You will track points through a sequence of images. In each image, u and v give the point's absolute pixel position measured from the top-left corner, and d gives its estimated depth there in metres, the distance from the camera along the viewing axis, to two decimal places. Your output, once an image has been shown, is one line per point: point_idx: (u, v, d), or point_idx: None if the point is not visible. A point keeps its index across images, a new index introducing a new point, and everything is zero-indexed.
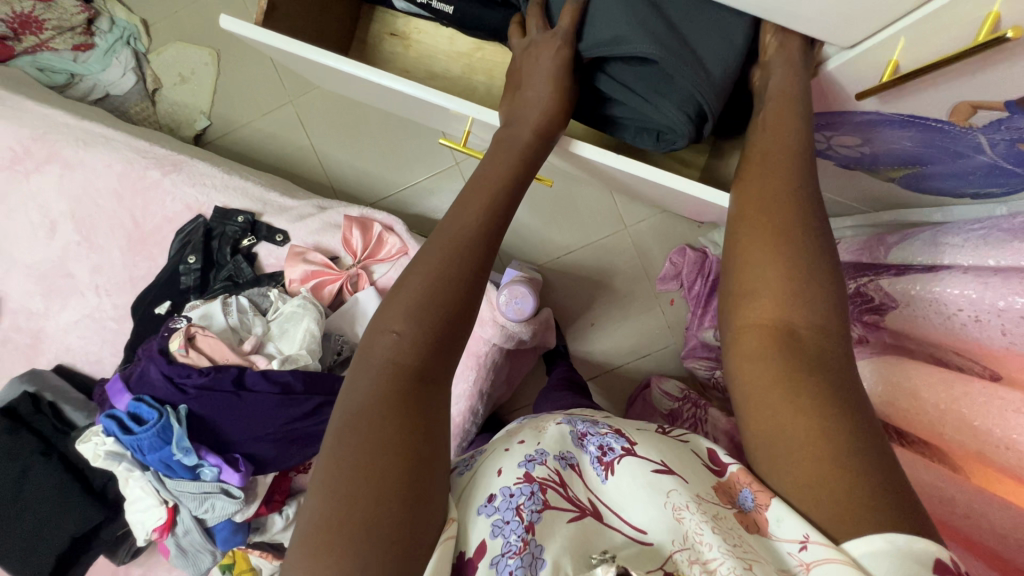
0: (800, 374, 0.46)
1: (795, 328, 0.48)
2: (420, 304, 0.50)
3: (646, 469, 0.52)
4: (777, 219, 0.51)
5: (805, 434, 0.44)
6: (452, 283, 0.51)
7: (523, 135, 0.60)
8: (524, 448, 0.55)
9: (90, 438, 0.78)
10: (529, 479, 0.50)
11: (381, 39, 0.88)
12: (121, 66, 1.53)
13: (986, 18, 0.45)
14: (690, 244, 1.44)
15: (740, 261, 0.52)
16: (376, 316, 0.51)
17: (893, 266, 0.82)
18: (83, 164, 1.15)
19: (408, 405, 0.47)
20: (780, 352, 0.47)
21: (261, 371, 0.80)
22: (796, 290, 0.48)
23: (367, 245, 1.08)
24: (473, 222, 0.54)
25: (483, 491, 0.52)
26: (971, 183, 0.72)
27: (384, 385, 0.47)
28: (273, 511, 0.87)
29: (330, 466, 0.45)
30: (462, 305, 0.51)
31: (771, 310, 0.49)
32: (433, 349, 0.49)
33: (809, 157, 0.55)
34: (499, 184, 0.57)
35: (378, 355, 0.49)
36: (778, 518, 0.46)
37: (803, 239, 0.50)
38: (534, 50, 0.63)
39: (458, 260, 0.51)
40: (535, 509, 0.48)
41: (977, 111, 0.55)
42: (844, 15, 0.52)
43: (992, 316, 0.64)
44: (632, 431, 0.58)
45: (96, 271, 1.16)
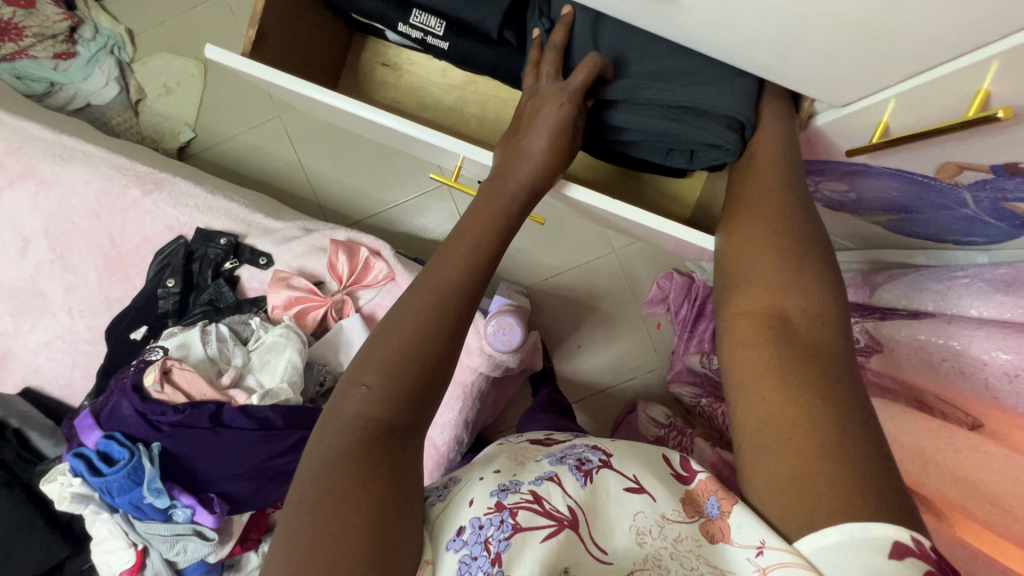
0: (790, 360, 0.47)
1: (787, 316, 0.49)
2: (396, 355, 0.49)
3: (618, 485, 0.51)
4: (771, 223, 0.54)
5: (788, 417, 0.45)
6: (430, 332, 0.50)
7: (509, 185, 0.59)
8: (498, 476, 0.52)
9: (56, 478, 0.74)
10: (500, 509, 0.47)
11: (372, 69, 0.87)
12: (104, 75, 1.51)
13: (977, 94, 0.46)
14: (677, 268, 1.45)
15: (737, 260, 0.55)
16: (352, 367, 0.50)
17: (876, 308, 0.83)
18: (60, 180, 1.12)
19: (377, 457, 0.45)
20: (772, 341, 0.48)
21: (239, 408, 0.78)
22: (790, 284, 0.50)
23: (353, 270, 1.06)
24: (450, 276, 0.53)
25: (453, 522, 0.49)
26: (953, 230, 0.73)
27: (354, 438, 0.46)
28: (248, 549, 0.84)
29: (296, 520, 0.43)
30: (435, 361, 0.49)
31: (764, 304, 0.51)
32: (408, 402, 0.48)
33: (802, 175, 0.58)
34: (482, 234, 0.56)
35: (350, 408, 0.47)
36: (738, 525, 0.45)
37: (796, 240, 0.52)
38: (539, 99, 0.62)
39: (437, 309, 0.51)
40: (503, 539, 0.45)
41: (964, 171, 0.56)
42: (838, 77, 0.52)
43: (978, 368, 0.64)
44: (609, 444, 0.56)
45: (69, 291, 1.12)
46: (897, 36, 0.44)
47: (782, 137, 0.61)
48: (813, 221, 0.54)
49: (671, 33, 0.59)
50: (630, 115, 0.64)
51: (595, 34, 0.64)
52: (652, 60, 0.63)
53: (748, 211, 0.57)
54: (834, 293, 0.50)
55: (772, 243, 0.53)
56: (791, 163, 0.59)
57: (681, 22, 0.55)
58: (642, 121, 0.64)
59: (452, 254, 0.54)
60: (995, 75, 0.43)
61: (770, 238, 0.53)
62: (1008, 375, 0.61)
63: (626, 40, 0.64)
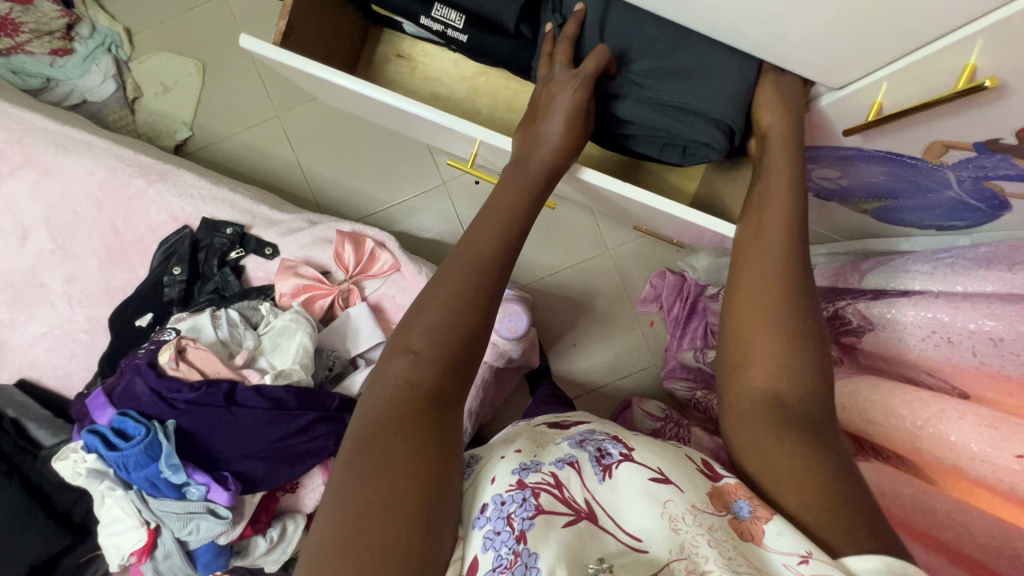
0: (788, 435, 0.48)
1: (785, 379, 0.50)
2: (438, 322, 0.51)
3: (643, 477, 0.49)
4: (763, 294, 0.54)
5: (789, 474, 0.46)
6: (467, 303, 0.52)
7: (534, 165, 0.62)
8: (520, 456, 0.53)
9: (69, 455, 0.75)
10: (521, 486, 0.48)
11: (387, 60, 0.90)
12: (101, 73, 1.50)
13: (964, 68, 0.50)
14: (669, 268, 1.50)
15: (738, 316, 0.55)
16: (393, 335, 0.52)
17: (867, 291, 0.86)
18: (62, 170, 1.11)
19: (422, 423, 0.47)
20: (769, 418, 0.49)
21: (253, 387, 0.79)
22: (781, 358, 0.51)
23: (359, 260, 1.07)
24: (487, 247, 0.55)
25: (476, 502, 0.51)
26: (935, 217, 0.79)
27: (400, 403, 0.48)
28: (258, 534, 0.83)
29: (345, 482, 0.44)
30: (476, 328, 0.51)
31: (759, 380, 0.51)
32: (450, 369, 0.50)
33: (804, 220, 0.59)
34: (515, 206, 0.59)
35: (394, 373, 0.49)
36: (777, 532, 0.44)
37: (787, 310, 0.53)
38: (554, 87, 0.65)
39: (472, 282, 0.52)
40: (526, 517, 0.45)
41: (949, 150, 0.61)
42: (840, 57, 0.56)
43: (964, 337, 0.68)
44: (629, 437, 0.55)
45: (70, 281, 1.11)
46: (895, 16, 0.49)
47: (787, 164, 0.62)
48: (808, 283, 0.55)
49: (685, 19, 0.63)
50: (632, 107, 0.68)
51: (603, 24, 0.68)
52: (654, 55, 0.67)
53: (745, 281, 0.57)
54: (821, 361, 0.51)
55: (762, 316, 0.53)
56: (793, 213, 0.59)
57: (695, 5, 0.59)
58: (642, 115, 0.68)
59: (488, 225, 0.56)
60: (981, 50, 0.48)
61: (759, 311, 0.54)
62: (991, 341, 0.65)
63: (631, 33, 0.68)
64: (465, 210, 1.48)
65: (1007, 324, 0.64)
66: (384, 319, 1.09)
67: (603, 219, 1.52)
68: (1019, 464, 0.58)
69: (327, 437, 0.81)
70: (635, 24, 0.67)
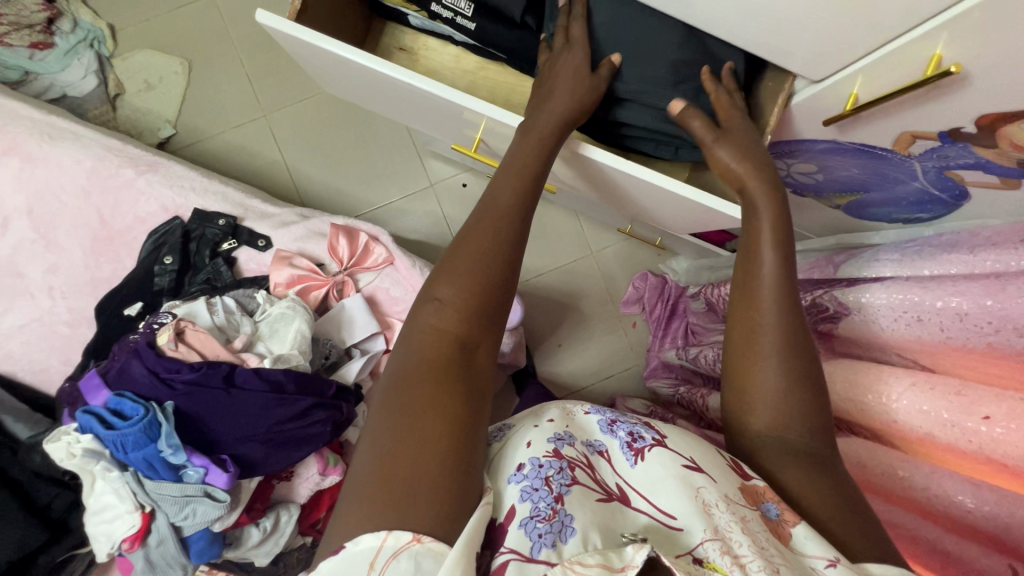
0: (803, 468, 0.52)
1: (789, 391, 0.53)
2: (465, 267, 0.54)
3: (677, 463, 0.51)
4: (759, 320, 0.56)
5: (809, 476, 0.52)
6: (492, 250, 0.55)
7: (544, 121, 0.66)
8: (552, 425, 0.54)
9: (61, 437, 0.73)
10: (559, 455, 0.51)
11: (389, 53, 0.93)
12: (83, 67, 1.48)
13: (932, 57, 0.56)
14: (651, 270, 1.55)
15: (745, 332, 0.56)
16: (422, 286, 0.55)
17: (843, 279, 0.89)
18: (47, 158, 1.09)
19: (450, 365, 0.50)
20: (781, 455, 0.53)
21: (252, 369, 0.79)
22: (780, 400, 0.53)
23: (353, 253, 1.07)
24: (509, 200, 0.59)
25: (511, 462, 0.52)
26: (903, 209, 0.85)
27: (430, 347, 0.51)
28: (252, 522, 0.82)
29: (380, 420, 0.47)
30: (498, 277, 0.54)
31: (764, 422, 0.54)
32: (476, 315, 0.52)
33: (788, 219, 0.61)
34: (536, 154, 0.63)
35: (425, 318, 0.52)
36: (803, 536, 0.48)
37: (784, 350, 0.54)
38: (562, 61, 0.70)
39: (499, 230, 0.56)
40: (565, 484, 0.49)
41: (916, 140, 0.67)
42: (821, 52, 0.62)
43: (932, 315, 0.72)
44: (660, 425, 0.57)
45: (52, 272, 1.09)
46: (875, 9, 0.54)
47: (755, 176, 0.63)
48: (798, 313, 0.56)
49: (682, 13, 0.68)
50: (633, 112, 0.76)
51: (614, 23, 0.72)
52: (654, 54, 0.72)
53: (736, 316, 0.58)
54: (816, 374, 0.55)
55: (758, 363, 0.55)
56: (782, 245, 0.59)
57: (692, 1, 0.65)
58: (642, 119, 0.76)
59: (504, 186, 0.60)
60: (945, 41, 0.54)
61: (755, 359, 0.55)
62: (957, 315, 0.69)
63: (639, 32, 0.72)
64: (452, 212, 1.50)
65: (972, 301, 0.68)
66: (378, 312, 1.09)
67: (587, 223, 1.57)
68: (986, 426, 0.62)
69: (324, 422, 0.80)
70: (637, 32, 0.72)
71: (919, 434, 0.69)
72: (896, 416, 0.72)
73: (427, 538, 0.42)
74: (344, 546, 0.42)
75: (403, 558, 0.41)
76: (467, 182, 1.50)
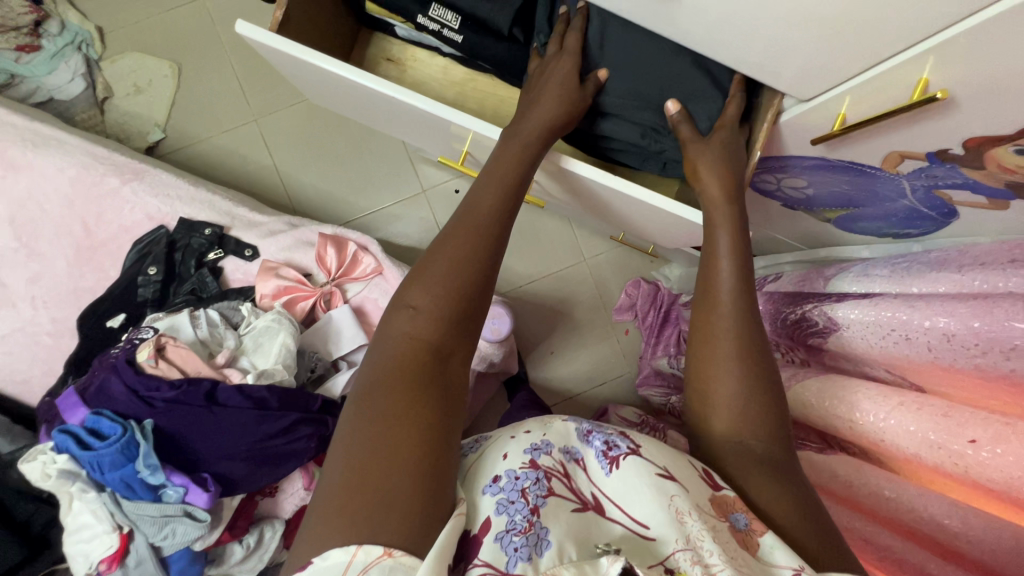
0: (766, 470, 0.51)
1: (747, 389, 0.54)
2: (442, 274, 0.53)
3: (651, 471, 0.50)
4: (718, 320, 0.58)
5: (771, 477, 0.51)
6: (469, 255, 0.54)
7: (529, 127, 0.66)
8: (528, 435, 0.53)
9: (37, 457, 0.72)
10: (534, 466, 0.50)
11: (377, 64, 0.92)
12: (70, 71, 1.46)
13: (918, 82, 0.55)
14: (644, 277, 1.54)
15: (705, 333, 0.58)
16: (396, 292, 0.54)
17: (831, 294, 0.89)
18: (30, 166, 1.07)
19: (423, 373, 0.49)
20: (742, 458, 0.52)
21: (235, 386, 0.78)
22: (735, 400, 0.54)
23: (341, 263, 1.06)
24: (490, 203, 0.58)
25: (487, 473, 0.51)
26: (892, 224, 0.85)
27: (403, 355, 0.50)
28: (234, 539, 0.81)
29: (349, 430, 0.46)
30: (478, 281, 0.54)
31: (723, 424, 0.54)
32: (451, 324, 0.51)
33: (746, 228, 0.64)
34: (521, 159, 0.63)
35: (399, 326, 0.51)
36: (772, 544, 0.47)
37: (739, 349, 0.55)
38: (550, 69, 0.70)
39: (478, 234, 0.55)
40: (541, 495, 0.48)
41: (904, 159, 0.67)
42: (808, 72, 0.62)
43: (920, 334, 0.72)
44: (636, 433, 0.55)
45: (34, 282, 1.07)
46: (862, 30, 0.54)
47: (721, 190, 0.66)
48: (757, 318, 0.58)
49: (669, 30, 0.68)
50: (616, 125, 0.74)
51: (603, 37, 0.71)
52: (642, 69, 0.71)
53: (696, 320, 0.60)
54: (772, 375, 0.55)
55: (715, 363, 0.56)
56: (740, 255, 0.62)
57: (679, 18, 0.64)
58: (624, 132, 0.75)
59: (486, 189, 0.59)
60: (933, 65, 0.53)
61: (713, 358, 0.56)
62: (945, 336, 0.68)
63: (628, 48, 0.71)
64: (444, 218, 1.48)
65: (959, 321, 0.67)
66: (366, 322, 1.08)
67: (580, 230, 1.56)
68: (973, 450, 0.61)
69: (308, 438, 0.79)
70: (622, 48, 0.71)
71: (906, 454, 0.69)
72: (885, 435, 0.71)
73: (399, 552, 0.41)
74: (312, 561, 0.41)
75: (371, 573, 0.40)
76: (459, 188, 1.49)
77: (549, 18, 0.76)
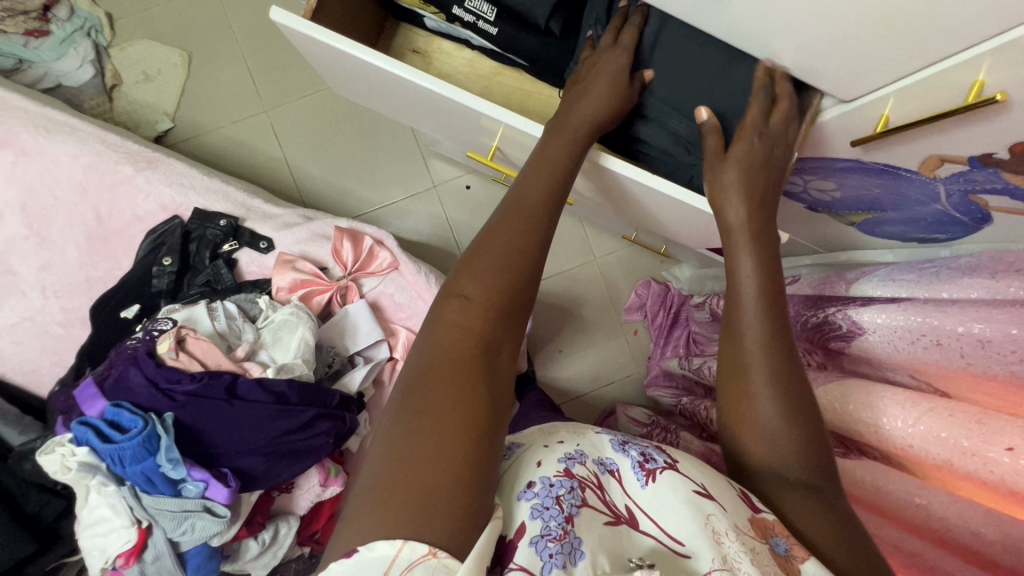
0: (800, 495, 0.50)
1: (782, 424, 0.51)
2: (494, 267, 0.53)
3: (687, 488, 0.49)
4: (749, 346, 0.54)
5: (812, 510, 0.50)
6: (520, 248, 0.55)
7: (572, 120, 0.65)
8: (564, 444, 0.53)
9: (56, 450, 0.71)
10: (569, 475, 0.49)
11: (402, 55, 0.91)
12: (79, 56, 1.44)
13: (974, 84, 0.54)
14: (654, 278, 1.53)
15: (736, 362, 0.54)
16: (447, 281, 0.54)
17: (855, 298, 0.88)
18: (42, 152, 1.05)
19: (472, 364, 0.48)
20: (775, 481, 0.51)
21: (256, 380, 0.76)
22: (771, 427, 0.51)
23: (357, 257, 1.04)
24: (538, 197, 0.58)
25: (520, 479, 0.50)
26: (920, 229, 0.84)
27: (452, 344, 0.49)
28: (251, 535, 0.80)
29: (396, 418, 0.45)
30: (524, 278, 0.54)
31: (759, 450, 0.52)
32: (501, 316, 0.52)
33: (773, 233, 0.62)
34: (565, 150, 0.63)
35: (449, 314, 0.51)
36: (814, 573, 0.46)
37: (771, 374, 0.52)
38: (601, 57, 0.69)
39: (527, 229, 0.56)
40: (576, 504, 0.47)
41: (944, 164, 0.66)
42: (853, 71, 0.61)
43: (953, 339, 0.71)
44: (670, 448, 0.55)
45: (45, 270, 1.05)
46: (916, 30, 0.53)
47: (746, 187, 0.62)
48: (786, 330, 0.55)
49: (711, 27, 0.67)
50: (653, 131, 0.74)
51: (658, 37, 0.71)
52: (689, 73, 0.70)
53: (727, 339, 0.56)
54: (808, 399, 0.52)
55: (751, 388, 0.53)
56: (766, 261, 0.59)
57: (723, 13, 0.63)
58: (659, 139, 0.75)
59: (530, 184, 0.60)
60: (989, 67, 0.52)
61: (749, 387, 0.53)
62: (979, 342, 0.68)
63: (679, 50, 0.70)
64: (455, 214, 1.47)
65: (995, 328, 0.67)
66: (381, 318, 1.07)
67: (592, 228, 1.55)
68: (1009, 457, 0.61)
69: (328, 433, 0.78)
70: (672, 49, 0.71)
71: (936, 461, 0.68)
72: (915, 442, 0.70)
73: (443, 554, 0.39)
74: (357, 550, 0.39)
75: (415, 572, 0.39)
76: (471, 184, 1.48)
77: (609, 6, 0.74)
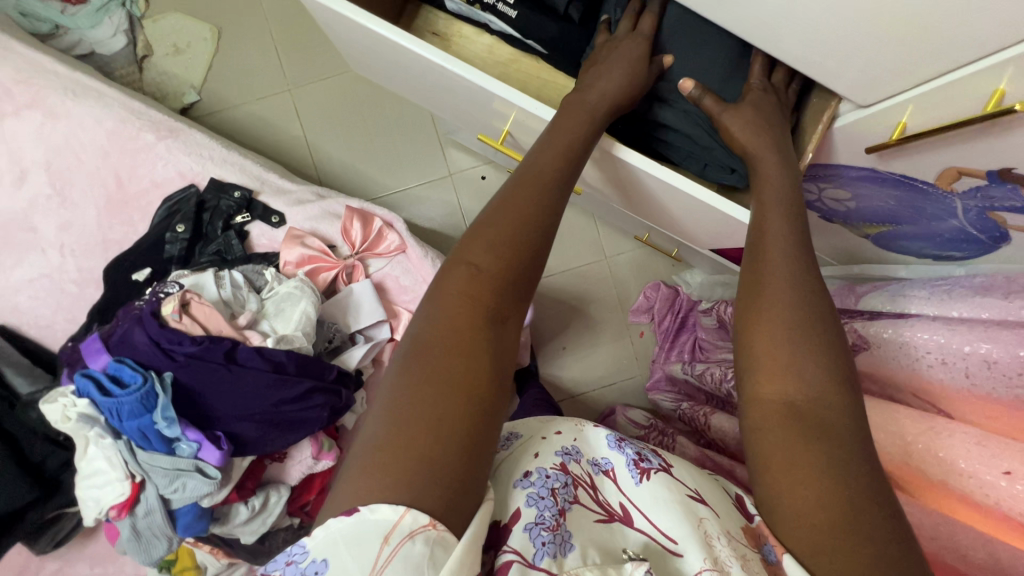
0: (810, 452, 0.43)
1: (799, 385, 0.46)
2: (503, 235, 0.53)
3: (681, 491, 0.49)
4: (775, 301, 0.51)
5: (807, 482, 0.42)
6: (529, 216, 0.55)
7: (591, 95, 0.66)
8: (561, 438, 0.53)
9: (58, 400, 0.75)
10: (565, 469, 0.49)
11: (421, 37, 0.91)
12: (113, 26, 1.47)
13: (993, 93, 0.54)
14: (665, 281, 1.52)
15: (755, 314, 0.51)
16: (455, 251, 0.54)
17: (864, 312, 0.86)
18: (69, 114, 1.08)
19: (479, 329, 0.49)
20: (791, 431, 0.44)
21: (255, 348, 0.78)
22: (797, 369, 0.47)
23: (366, 238, 1.05)
24: (554, 167, 0.59)
25: (518, 469, 0.50)
26: (934, 245, 0.81)
27: (458, 310, 0.49)
28: (241, 500, 0.81)
29: (399, 382, 0.46)
30: (533, 247, 0.54)
31: (774, 396, 0.47)
32: (509, 286, 0.52)
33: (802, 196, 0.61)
34: (588, 119, 0.64)
35: (456, 281, 0.51)
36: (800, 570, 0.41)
37: (798, 312, 0.49)
38: (617, 43, 0.70)
39: (537, 198, 0.56)
40: (569, 500, 0.48)
41: (961, 177, 0.65)
42: (872, 76, 0.60)
43: (959, 359, 0.70)
44: (666, 453, 0.55)
45: (64, 229, 1.08)
46: (941, 37, 0.52)
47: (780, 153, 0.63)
48: (817, 291, 0.51)
49: (728, 26, 0.66)
50: (674, 115, 0.74)
51: (674, 28, 0.72)
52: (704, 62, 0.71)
53: (747, 296, 0.53)
54: (833, 368, 0.47)
55: (773, 329, 0.49)
56: (796, 217, 0.58)
57: (742, 14, 0.62)
58: (680, 124, 0.75)
59: (550, 149, 0.60)
60: (1010, 77, 0.52)
61: (769, 338, 0.49)
62: (986, 362, 0.67)
63: (692, 35, 0.71)
64: (469, 204, 1.47)
65: (1003, 349, 0.66)
66: (387, 299, 1.07)
67: (604, 227, 1.54)
68: (1006, 481, 0.60)
69: (323, 407, 0.79)
70: (683, 39, 0.72)
71: (932, 480, 0.67)
72: (911, 460, 0.69)
73: (441, 527, 0.40)
74: (357, 510, 0.39)
75: (416, 539, 0.39)
76: (486, 175, 1.48)
77: None
